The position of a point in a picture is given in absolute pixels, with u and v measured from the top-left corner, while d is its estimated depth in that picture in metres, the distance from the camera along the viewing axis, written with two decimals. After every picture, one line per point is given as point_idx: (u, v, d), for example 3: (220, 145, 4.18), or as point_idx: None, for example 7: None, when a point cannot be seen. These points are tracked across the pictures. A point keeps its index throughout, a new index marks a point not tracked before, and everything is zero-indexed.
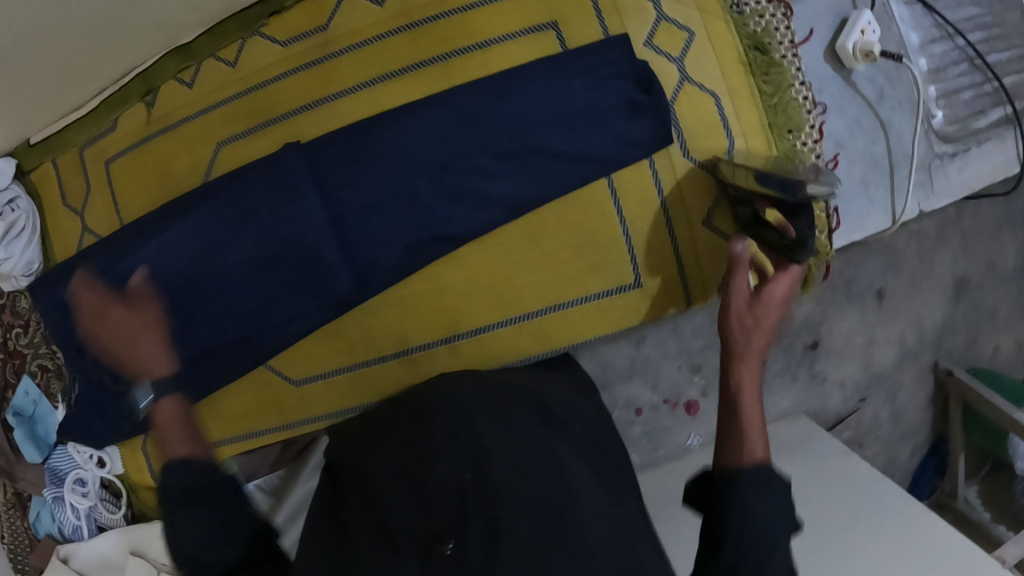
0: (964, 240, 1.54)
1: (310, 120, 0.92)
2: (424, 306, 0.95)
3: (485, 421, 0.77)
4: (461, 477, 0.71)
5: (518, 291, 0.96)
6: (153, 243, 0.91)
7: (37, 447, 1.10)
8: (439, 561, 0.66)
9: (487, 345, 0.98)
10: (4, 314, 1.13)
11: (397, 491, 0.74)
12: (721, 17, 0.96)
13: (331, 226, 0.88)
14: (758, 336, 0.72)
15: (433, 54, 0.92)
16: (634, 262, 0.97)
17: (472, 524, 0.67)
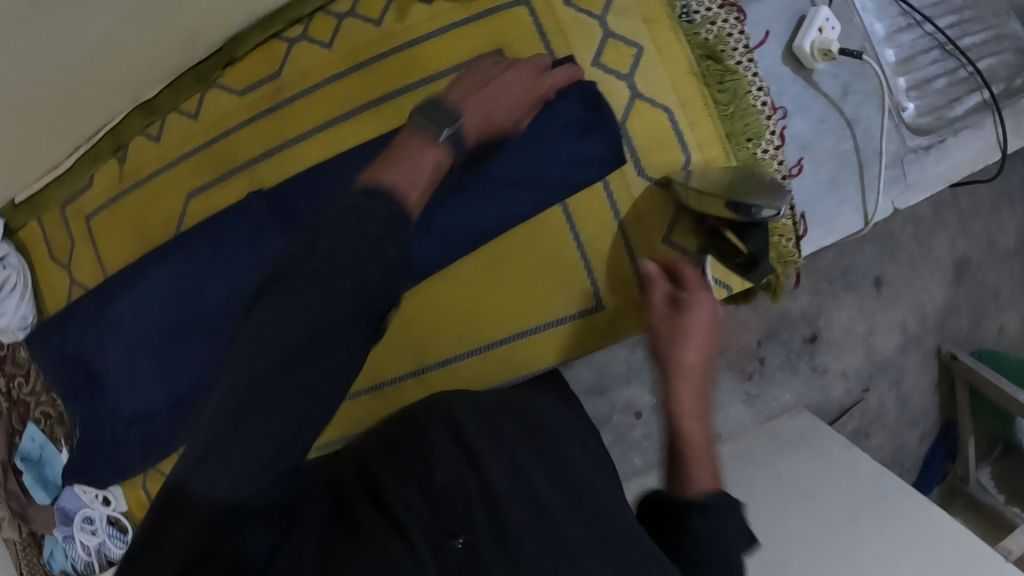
0: (964, 219, 1.56)
1: (283, 158, 0.94)
2: (391, 340, 0.93)
3: (477, 431, 0.75)
4: (465, 482, 0.69)
5: (481, 318, 0.93)
6: (138, 290, 0.96)
7: (45, 488, 1.11)
8: (451, 558, 0.61)
9: (457, 375, 0.94)
10: (5, 365, 1.12)
11: (389, 489, 0.69)
12: (670, 27, 0.94)
13: None
14: (689, 348, 0.72)
15: (383, 92, 0.92)
16: (594, 284, 0.93)
17: (479, 523, 0.64)
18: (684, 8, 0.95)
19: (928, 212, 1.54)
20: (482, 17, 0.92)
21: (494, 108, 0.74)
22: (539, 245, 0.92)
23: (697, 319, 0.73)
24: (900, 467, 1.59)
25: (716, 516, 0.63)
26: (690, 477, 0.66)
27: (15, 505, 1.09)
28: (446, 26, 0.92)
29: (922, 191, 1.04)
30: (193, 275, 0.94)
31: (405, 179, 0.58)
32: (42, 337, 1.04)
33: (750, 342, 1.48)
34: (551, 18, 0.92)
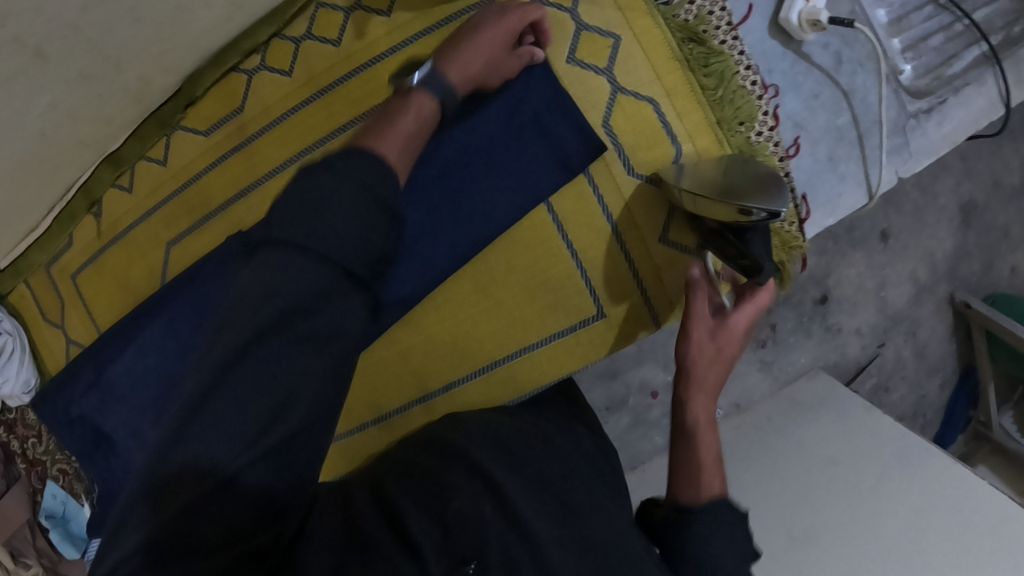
0: (967, 162, 1.45)
1: (256, 198, 0.90)
2: (390, 373, 0.92)
3: (498, 461, 0.73)
4: (479, 505, 0.66)
5: (475, 341, 0.91)
6: (131, 348, 0.99)
7: (73, 545, 1.13)
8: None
9: (461, 400, 0.92)
10: (16, 427, 1.12)
11: (399, 505, 0.66)
12: (646, 12, 0.89)
13: None
14: (718, 366, 0.83)
15: (347, 119, 0.88)
16: (594, 293, 0.90)
17: (492, 545, 0.63)
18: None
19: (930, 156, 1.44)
20: (443, 25, 0.85)
21: (483, 68, 0.78)
22: (529, 262, 0.89)
23: (704, 347, 0.82)
24: (921, 418, 1.55)
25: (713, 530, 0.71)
26: (700, 482, 0.75)
27: (48, 561, 1.13)
28: (407, 39, 0.86)
29: (925, 158, 0.99)
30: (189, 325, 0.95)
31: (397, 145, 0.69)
32: (53, 400, 1.05)
33: (761, 310, 1.44)
34: None
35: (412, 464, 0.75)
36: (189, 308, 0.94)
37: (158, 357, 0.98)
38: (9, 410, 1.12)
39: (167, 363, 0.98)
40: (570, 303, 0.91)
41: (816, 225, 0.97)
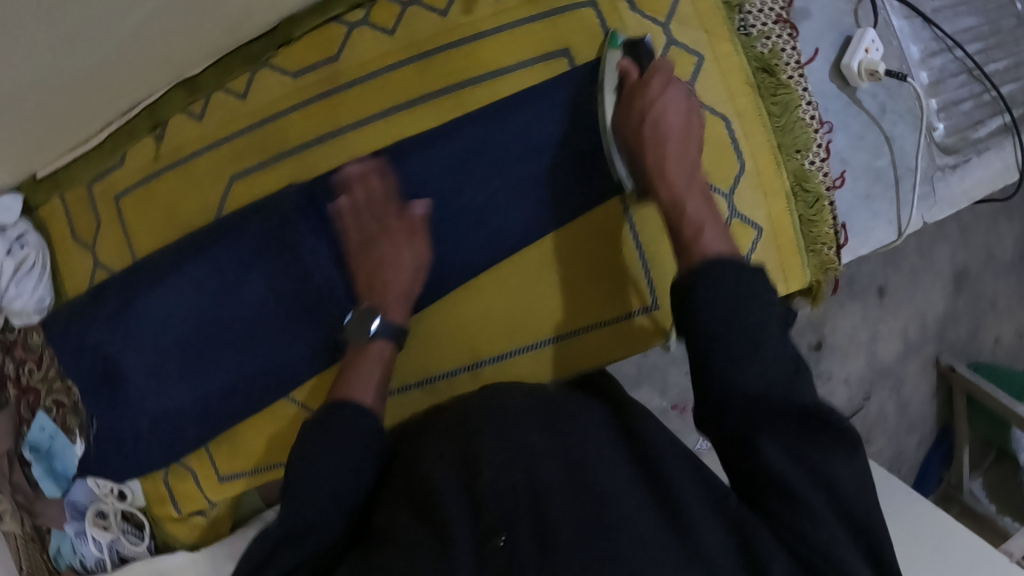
0: (964, 233, 1.58)
1: (337, 146, 0.90)
2: (442, 339, 0.93)
3: (535, 429, 0.70)
4: (512, 478, 0.64)
5: (534, 317, 0.95)
6: (162, 285, 0.92)
7: (56, 482, 1.05)
8: (492, 560, 0.59)
9: (510, 370, 0.96)
10: (15, 349, 1.06)
11: (439, 484, 0.66)
12: (728, 38, 0.94)
13: (338, 266, 0.90)
14: (673, 142, 0.81)
15: (444, 84, 0.90)
16: (652, 285, 0.97)
17: (522, 520, 0.60)
18: (742, 22, 0.96)
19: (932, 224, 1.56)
20: (550, 16, 0.91)
21: (387, 261, 0.85)
22: (597, 248, 0.94)
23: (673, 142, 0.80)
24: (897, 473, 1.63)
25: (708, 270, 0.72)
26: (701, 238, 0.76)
27: (22, 498, 1.07)
28: (512, 22, 0.91)
29: (948, 207, 1.06)
30: (228, 272, 0.90)
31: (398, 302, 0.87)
32: (64, 326, 0.98)
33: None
34: (618, 21, 0.91)
35: (449, 434, 0.75)
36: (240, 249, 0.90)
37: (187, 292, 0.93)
38: (10, 330, 1.05)
39: (200, 304, 0.92)
40: (626, 295, 0.97)
41: (849, 256, 1.02)
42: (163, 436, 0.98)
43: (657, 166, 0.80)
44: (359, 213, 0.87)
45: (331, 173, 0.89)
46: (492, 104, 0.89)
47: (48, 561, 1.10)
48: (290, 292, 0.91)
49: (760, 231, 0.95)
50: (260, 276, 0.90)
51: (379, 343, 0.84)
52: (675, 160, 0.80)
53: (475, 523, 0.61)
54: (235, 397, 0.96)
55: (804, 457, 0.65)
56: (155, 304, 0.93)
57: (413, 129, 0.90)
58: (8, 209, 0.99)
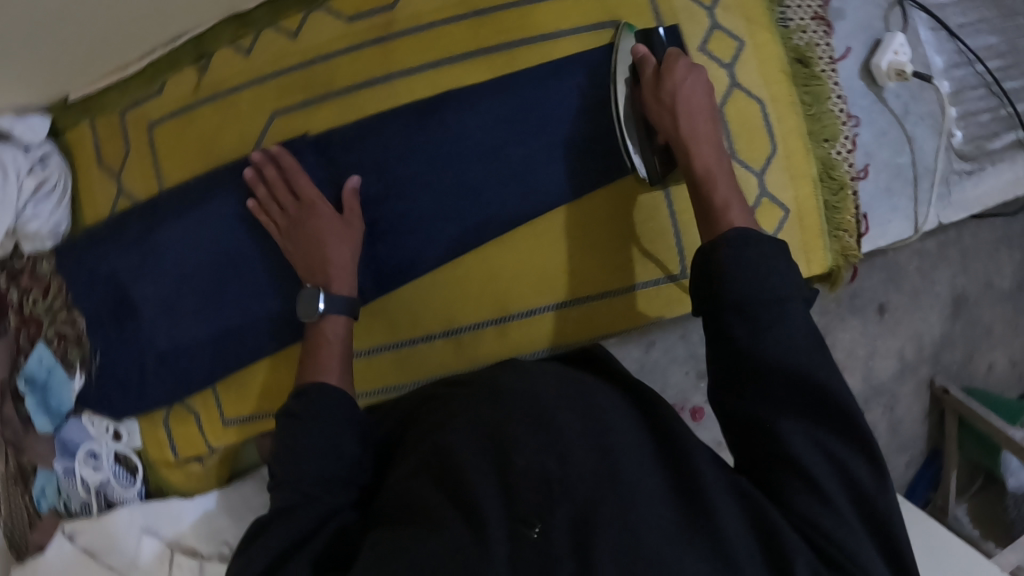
0: (965, 257, 1.53)
1: (382, 91, 0.88)
2: (472, 288, 0.92)
3: (565, 411, 0.67)
4: (543, 463, 0.62)
5: (566, 276, 0.94)
6: (186, 216, 0.90)
7: (48, 417, 1.01)
8: (526, 548, 0.57)
9: (534, 329, 0.95)
10: (21, 278, 1.03)
11: (466, 465, 0.64)
12: (767, 27, 0.96)
13: (368, 211, 0.88)
14: (701, 120, 0.79)
15: (495, 43, 0.89)
16: (682, 255, 0.96)
17: (559, 506, 0.59)
18: (781, 14, 0.98)
19: (932, 246, 1.51)
20: None
21: (324, 233, 0.83)
22: (630, 212, 0.94)
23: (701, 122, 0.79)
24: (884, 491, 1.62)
25: (742, 248, 0.72)
26: (726, 211, 0.76)
27: (10, 434, 1.02)
28: None
29: (962, 211, 1.10)
30: (257, 207, 0.88)
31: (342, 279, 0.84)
32: (78, 254, 0.95)
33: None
34: (668, 1, 0.92)
35: (473, 409, 0.72)
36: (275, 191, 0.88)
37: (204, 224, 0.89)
38: (19, 257, 1.02)
39: (225, 242, 0.90)
40: (658, 262, 0.96)
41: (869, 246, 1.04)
42: (167, 375, 0.94)
43: (681, 136, 0.79)
44: (283, 185, 0.85)
45: (374, 116, 0.88)
46: (540, 66, 0.88)
47: (29, 503, 1.05)
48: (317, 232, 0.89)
49: (786, 212, 0.97)
50: None
51: (333, 320, 0.83)
52: (708, 133, 0.79)
53: (508, 508, 0.59)
54: (246, 339, 0.93)
55: (824, 446, 0.66)
56: (174, 235, 0.90)
57: (458, 81, 0.89)
58: (33, 130, 0.95)
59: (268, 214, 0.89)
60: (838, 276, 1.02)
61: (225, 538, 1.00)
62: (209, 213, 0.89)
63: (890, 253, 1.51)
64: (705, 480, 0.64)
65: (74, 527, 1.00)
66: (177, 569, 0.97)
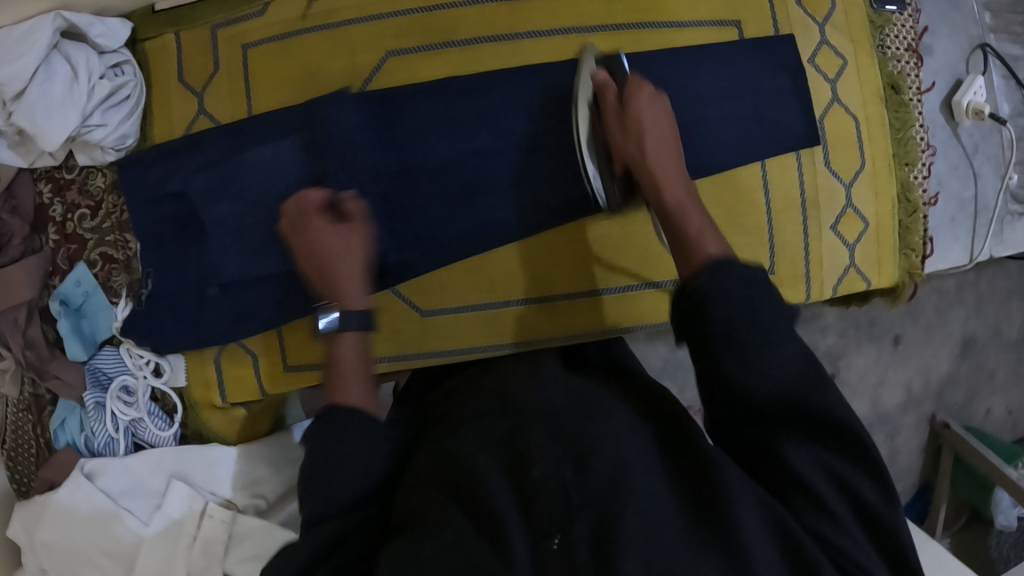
0: (979, 302, 1.53)
1: (504, 49, 0.87)
2: (572, 256, 0.91)
3: (603, 416, 0.58)
4: (561, 473, 0.52)
5: (661, 257, 0.93)
6: (275, 146, 0.85)
7: (82, 344, 0.94)
8: (548, 564, 0.47)
9: (628, 304, 0.94)
10: (69, 191, 0.95)
11: (485, 476, 0.53)
12: (869, 51, 1.00)
13: (473, 164, 0.86)
14: (663, 143, 0.70)
15: (624, 21, 0.90)
16: (773, 251, 0.95)
17: (580, 516, 0.49)
18: (881, 41, 1.02)
19: (950, 285, 1.52)
20: None
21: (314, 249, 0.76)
22: (732, 202, 0.92)
23: (654, 141, 0.69)
24: None
25: (724, 269, 0.59)
26: (703, 244, 0.62)
27: (32, 358, 0.94)
28: None
29: (1011, 249, 1.15)
30: (357, 145, 0.85)
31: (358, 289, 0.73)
32: (144, 168, 0.89)
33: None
34: (784, 12, 0.96)
35: (475, 401, 0.65)
36: (387, 135, 0.85)
37: (292, 154, 0.85)
38: (71, 169, 0.95)
39: (313, 177, 0.85)
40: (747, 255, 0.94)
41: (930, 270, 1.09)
42: (224, 311, 0.88)
43: (642, 163, 0.70)
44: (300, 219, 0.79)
45: (494, 73, 0.86)
46: (665, 51, 0.90)
47: (42, 436, 1.00)
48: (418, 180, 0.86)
49: (866, 225, 1.00)
50: (389, 160, 0.86)
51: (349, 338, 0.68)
52: (674, 158, 0.69)
53: (524, 518, 0.49)
54: (311, 282, 0.86)
55: (827, 459, 0.54)
56: (257, 162, 0.85)
57: (581, 51, 0.88)
58: (113, 33, 0.88)
59: (366, 155, 0.85)
60: (901, 290, 1.05)
61: (259, 492, 0.96)
62: (300, 145, 0.84)
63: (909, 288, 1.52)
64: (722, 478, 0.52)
65: (95, 465, 0.93)
66: (207, 520, 0.91)
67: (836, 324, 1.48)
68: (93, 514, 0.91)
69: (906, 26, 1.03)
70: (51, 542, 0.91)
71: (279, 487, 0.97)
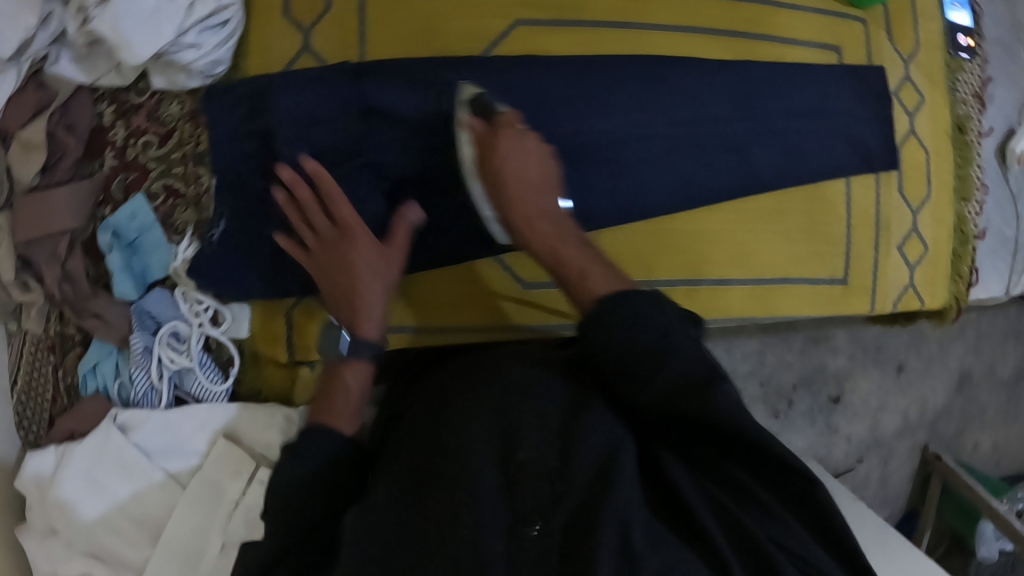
0: (979, 339, 1.55)
1: (627, 35, 0.85)
2: (677, 242, 0.86)
3: (573, 406, 0.63)
4: (546, 463, 0.58)
5: (756, 252, 0.89)
6: (382, 92, 0.79)
7: (132, 281, 0.86)
8: (527, 547, 0.54)
9: (727, 299, 0.89)
10: (137, 114, 0.87)
11: (461, 449, 0.60)
12: (941, 92, 1.00)
13: (581, 140, 0.82)
14: (345, 305, 0.74)
15: (737, 29, 0.88)
16: (847, 258, 0.93)
17: (559, 506, 0.55)
18: (952, 83, 1.02)
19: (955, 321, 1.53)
20: (835, 15, 0.92)
21: (352, 267, 0.73)
22: (817, 211, 0.91)
23: (345, 311, 0.74)
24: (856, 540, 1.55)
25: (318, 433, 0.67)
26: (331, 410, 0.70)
27: (69, 292, 0.87)
28: (805, 6, 0.91)
29: None
30: (472, 103, 0.80)
31: (377, 317, 0.74)
32: (228, 101, 0.82)
33: (788, 383, 1.40)
34: (878, 46, 0.94)
35: (469, 386, 0.68)
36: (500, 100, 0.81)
37: (399, 105, 0.79)
38: (142, 93, 0.87)
39: (415, 136, 0.80)
40: (826, 259, 0.92)
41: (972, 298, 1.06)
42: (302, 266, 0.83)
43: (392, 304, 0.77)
44: (316, 211, 0.75)
45: (618, 56, 0.84)
46: (774, 63, 0.88)
47: (61, 380, 0.92)
48: None
49: (926, 250, 0.99)
50: (498, 127, 0.81)
51: (358, 369, 0.72)
52: (363, 287, 0.73)
53: (510, 504, 0.56)
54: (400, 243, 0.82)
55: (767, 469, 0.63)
56: (360, 109, 0.79)
57: (698, 48, 0.87)
58: None
59: None
60: (948, 309, 1.03)
61: None
62: (412, 99, 0.79)
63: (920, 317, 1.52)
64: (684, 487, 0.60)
65: (128, 418, 0.86)
66: (258, 486, 0.85)
67: (846, 346, 1.45)
68: (129, 470, 0.86)
69: (972, 74, 1.04)
70: (74, 497, 0.84)
71: None
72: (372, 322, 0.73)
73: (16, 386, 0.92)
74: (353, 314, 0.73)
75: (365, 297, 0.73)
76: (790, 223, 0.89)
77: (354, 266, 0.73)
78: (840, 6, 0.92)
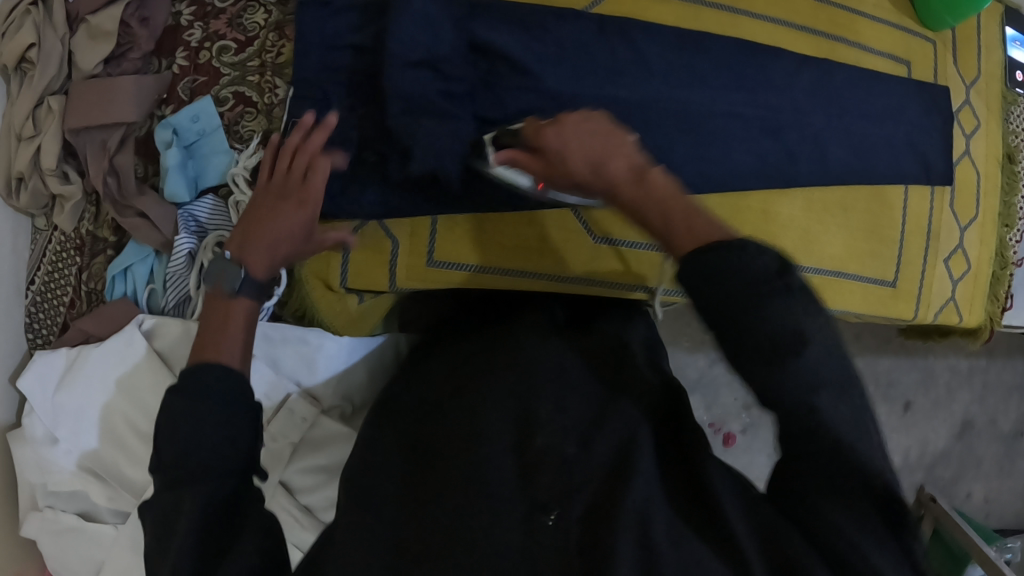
0: (985, 389, 1.53)
1: (724, 16, 0.87)
2: (749, 219, 0.87)
3: (585, 404, 0.62)
4: (565, 452, 0.57)
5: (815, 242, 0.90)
6: (482, 26, 0.79)
7: (185, 184, 0.82)
8: (545, 536, 0.52)
9: None
10: (218, 19, 0.85)
11: (483, 433, 0.60)
12: (998, 120, 1.00)
13: (669, 105, 0.83)
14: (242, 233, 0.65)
15: (821, 30, 0.90)
16: (898, 261, 0.94)
17: (575, 499, 0.54)
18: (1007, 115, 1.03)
19: (963, 365, 1.53)
20: (909, 33, 0.95)
21: (269, 212, 0.65)
22: (874, 212, 0.92)
23: (239, 237, 0.65)
24: None
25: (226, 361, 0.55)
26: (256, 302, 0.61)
27: (113, 188, 0.82)
28: (883, 19, 0.93)
29: None
30: (572, 49, 0.81)
31: (265, 260, 0.64)
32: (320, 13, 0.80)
33: None
34: (945, 68, 0.97)
35: (487, 374, 0.66)
36: (598, 62, 0.81)
37: (498, 39, 0.79)
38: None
39: (507, 75, 0.80)
40: (878, 259, 0.93)
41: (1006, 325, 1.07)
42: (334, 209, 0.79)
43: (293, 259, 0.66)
44: (296, 153, 0.66)
45: (712, 33, 0.85)
46: (854, 66, 0.90)
47: (82, 282, 0.86)
48: (613, 105, 0.81)
49: (969, 268, 0.99)
50: (590, 79, 0.81)
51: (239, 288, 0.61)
52: (270, 231, 0.64)
53: (525, 494, 0.55)
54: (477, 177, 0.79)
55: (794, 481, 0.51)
56: (459, 40, 0.79)
57: (785, 39, 0.89)
58: None
59: (577, 68, 0.81)
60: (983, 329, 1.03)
61: (348, 396, 0.92)
62: (512, 37, 0.79)
63: (930, 356, 1.51)
64: (710, 477, 0.55)
65: (154, 326, 0.82)
66: (287, 413, 0.86)
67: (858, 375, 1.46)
68: (138, 381, 0.81)
69: None
70: (80, 403, 0.80)
71: (368, 396, 0.93)
72: (257, 267, 0.63)
73: (29, 283, 0.86)
74: (243, 242, 0.64)
75: (261, 238, 0.64)
76: (849, 217, 0.91)
77: (271, 211, 0.64)
78: (913, 25, 0.95)
